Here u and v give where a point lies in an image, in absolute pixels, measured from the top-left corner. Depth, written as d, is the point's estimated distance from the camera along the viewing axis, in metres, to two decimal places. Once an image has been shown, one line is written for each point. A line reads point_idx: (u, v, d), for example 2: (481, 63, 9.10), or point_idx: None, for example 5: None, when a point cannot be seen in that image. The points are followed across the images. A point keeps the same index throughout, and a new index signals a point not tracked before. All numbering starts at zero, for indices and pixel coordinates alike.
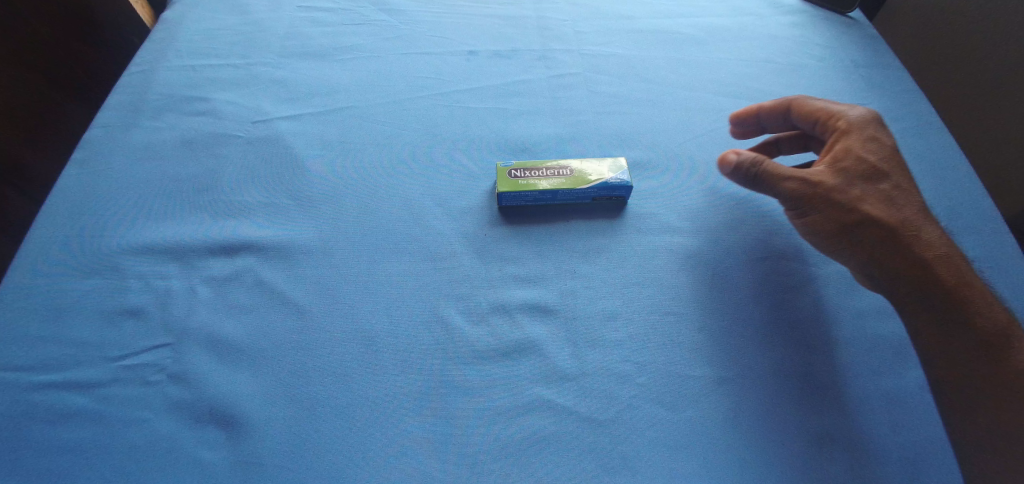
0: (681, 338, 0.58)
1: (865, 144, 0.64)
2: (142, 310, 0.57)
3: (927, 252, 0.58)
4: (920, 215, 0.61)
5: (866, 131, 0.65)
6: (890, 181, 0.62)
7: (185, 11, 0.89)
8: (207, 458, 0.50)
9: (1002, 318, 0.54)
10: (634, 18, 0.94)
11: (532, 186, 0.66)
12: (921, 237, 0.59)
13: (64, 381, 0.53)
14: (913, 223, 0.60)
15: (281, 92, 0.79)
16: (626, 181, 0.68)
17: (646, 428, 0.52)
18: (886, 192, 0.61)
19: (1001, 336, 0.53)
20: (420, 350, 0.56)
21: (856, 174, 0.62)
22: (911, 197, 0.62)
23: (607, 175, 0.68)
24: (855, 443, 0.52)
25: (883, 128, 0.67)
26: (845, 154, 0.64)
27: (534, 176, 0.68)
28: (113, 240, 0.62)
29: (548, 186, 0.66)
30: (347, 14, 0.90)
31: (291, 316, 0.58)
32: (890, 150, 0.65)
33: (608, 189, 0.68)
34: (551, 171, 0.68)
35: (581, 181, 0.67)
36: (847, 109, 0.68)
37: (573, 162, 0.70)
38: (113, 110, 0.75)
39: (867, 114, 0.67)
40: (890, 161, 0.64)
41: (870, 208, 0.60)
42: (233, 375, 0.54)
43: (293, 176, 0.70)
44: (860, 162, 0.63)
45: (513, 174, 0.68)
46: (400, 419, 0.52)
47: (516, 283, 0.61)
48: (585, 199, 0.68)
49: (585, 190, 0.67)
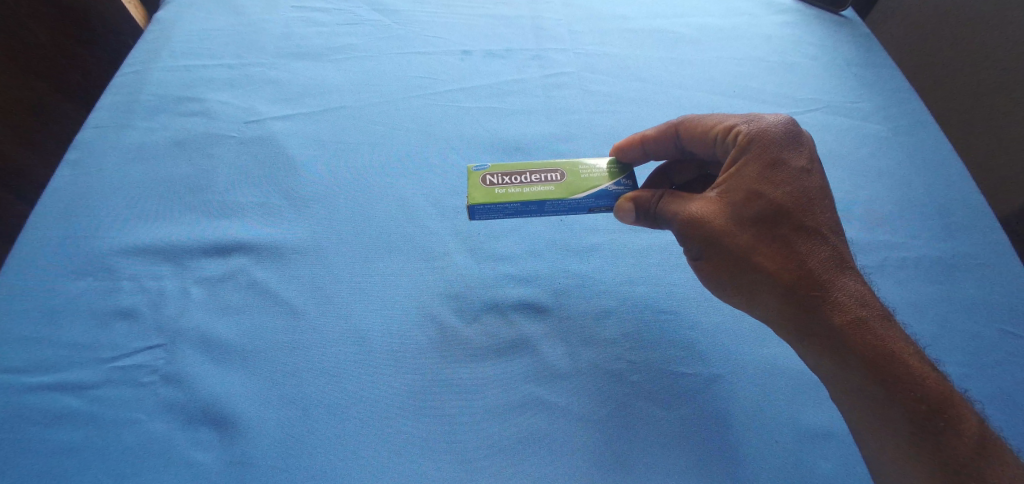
0: (675, 336, 0.58)
1: (761, 174, 0.54)
2: (134, 310, 0.57)
3: (847, 294, 0.51)
4: (817, 248, 0.53)
5: (768, 153, 0.55)
6: (789, 218, 0.53)
7: (178, 11, 0.88)
8: (199, 458, 0.49)
9: (904, 364, 0.48)
10: (629, 18, 0.94)
11: (512, 196, 0.58)
12: (818, 280, 0.51)
13: (56, 382, 0.53)
14: (806, 263, 0.52)
15: (275, 92, 0.79)
16: (630, 186, 0.60)
17: (641, 427, 0.52)
18: (780, 230, 0.52)
19: (933, 389, 0.47)
20: (414, 350, 0.56)
21: (739, 210, 0.53)
22: (807, 230, 0.53)
23: (604, 182, 0.60)
24: (847, 439, 0.53)
25: (794, 144, 0.56)
26: (733, 188, 0.54)
27: (516, 184, 0.59)
28: (105, 241, 0.62)
29: (533, 195, 0.58)
30: (342, 14, 0.90)
31: (284, 317, 0.58)
32: (793, 173, 0.54)
33: (605, 200, 0.59)
34: (536, 176, 0.59)
35: (575, 189, 0.59)
36: (745, 122, 0.57)
37: (564, 165, 0.60)
38: (106, 111, 0.74)
39: (779, 131, 0.56)
40: (791, 189, 0.54)
41: (761, 253, 0.52)
42: (225, 376, 0.54)
43: (287, 176, 0.69)
44: (741, 193, 0.53)
45: (489, 180, 0.59)
46: (393, 419, 0.52)
47: (510, 282, 0.61)
48: (580, 210, 0.60)
49: (579, 199, 0.59)
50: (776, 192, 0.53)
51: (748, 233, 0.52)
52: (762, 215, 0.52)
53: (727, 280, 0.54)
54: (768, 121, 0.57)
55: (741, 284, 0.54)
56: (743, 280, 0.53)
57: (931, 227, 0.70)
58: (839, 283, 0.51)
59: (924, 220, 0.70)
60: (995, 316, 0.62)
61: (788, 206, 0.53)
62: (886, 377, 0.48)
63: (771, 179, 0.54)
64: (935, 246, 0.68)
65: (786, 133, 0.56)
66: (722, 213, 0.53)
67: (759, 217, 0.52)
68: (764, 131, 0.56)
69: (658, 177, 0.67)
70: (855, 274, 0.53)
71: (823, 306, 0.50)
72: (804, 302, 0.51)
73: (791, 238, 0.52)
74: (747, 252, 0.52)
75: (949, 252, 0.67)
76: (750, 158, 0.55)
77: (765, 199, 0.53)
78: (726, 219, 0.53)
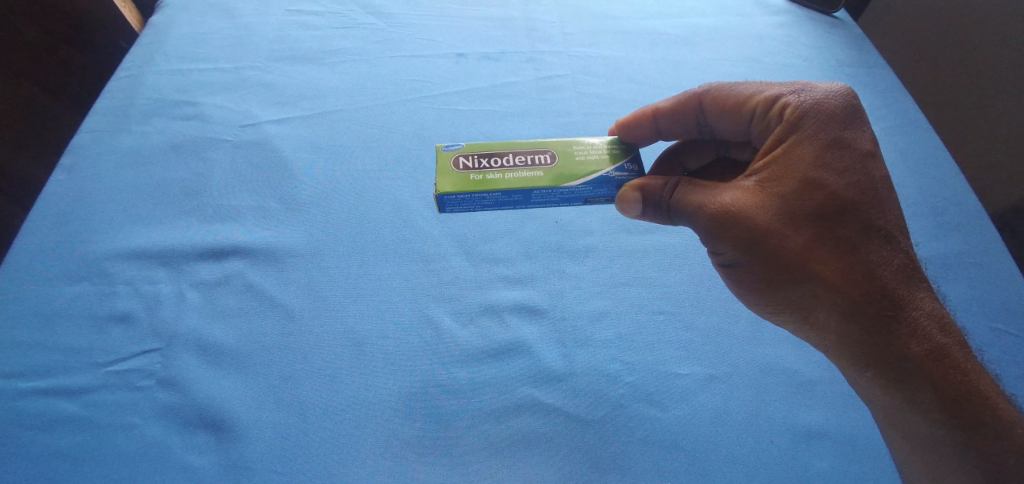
0: (670, 337, 0.59)
1: (816, 158, 0.48)
2: (129, 315, 0.57)
3: (901, 296, 0.47)
4: (875, 245, 0.48)
5: (825, 135, 0.49)
6: (852, 214, 0.48)
7: (173, 15, 0.88)
8: (196, 462, 0.50)
9: (968, 382, 0.45)
10: (622, 19, 0.95)
11: (497, 182, 0.54)
12: (880, 285, 0.47)
13: (52, 387, 0.53)
14: (870, 269, 0.47)
15: (270, 96, 0.79)
16: (634, 172, 0.57)
17: (637, 427, 0.53)
18: (841, 230, 0.48)
19: (1001, 410, 0.45)
20: (409, 352, 0.56)
21: (789, 203, 0.48)
22: (869, 227, 0.48)
23: (603, 166, 0.57)
24: (840, 437, 0.53)
25: (853, 121, 0.50)
26: (782, 175, 0.49)
27: (501, 169, 0.55)
28: (101, 245, 0.62)
29: (523, 181, 0.54)
30: (336, 17, 0.90)
31: (280, 320, 0.58)
32: (852, 157, 0.49)
33: (603, 187, 0.56)
34: (523, 160, 0.56)
35: (568, 175, 0.55)
36: (792, 93, 0.52)
37: (554, 146, 0.57)
38: (100, 115, 0.74)
39: (835, 105, 0.50)
40: (848, 177, 0.48)
41: (818, 257, 0.48)
42: (221, 379, 0.54)
43: (283, 180, 0.70)
44: (792, 182, 0.48)
45: (468, 164, 0.55)
46: (390, 421, 0.52)
47: (505, 284, 0.62)
48: (574, 198, 0.57)
49: (573, 187, 0.55)
50: (831, 181, 0.48)
51: (797, 230, 0.48)
52: (815, 209, 0.48)
53: (773, 284, 0.50)
54: (822, 93, 0.51)
55: (780, 284, 0.50)
56: (786, 279, 0.49)
57: (925, 227, 0.70)
58: (904, 293, 0.48)
59: (918, 219, 0.71)
60: (987, 315, 0.63)
61: (845, 198, 0.48)
62: (949, 392, 0.45)
63: (825, 165, 0.48)
64: (927, 245, 0.68)
65: (844, 109, 0.51)
66: (768, 208, 0.48)
67: (817, 213, 0.48)
68: (817, 106, 0.50)
69: (668, 161, 0.64)
70: (913, 271, 0.49)
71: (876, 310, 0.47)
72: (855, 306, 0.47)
73: (846, 235, 0.48)
74: (795, 253, 0.48)
75: (942, 251, 0.68)
76: (802, 139, 0.49)
77: (819, 190, 0.48)
78: (772, 215, 0.48)
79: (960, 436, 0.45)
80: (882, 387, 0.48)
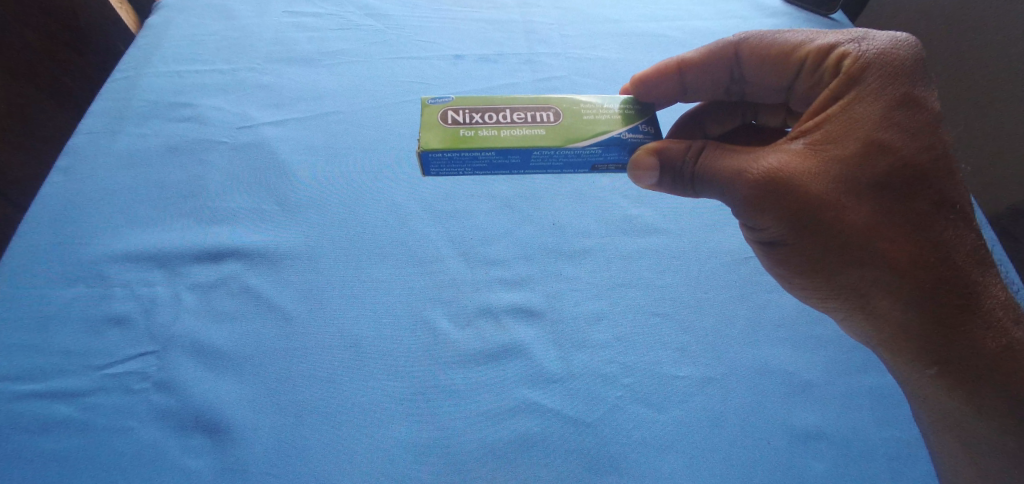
0: (667, 339, 0.59)
1: (883, 119, 0.46)
2: (126, 317, 0.57)
3: (966, 274, 0.46)
4: (937, 213, 0.47)
5: (894, 92, 0.47)
6: (918, 184, 0.46)
7: (170, 16, 0.88)
8: (193, 466, 0.49)
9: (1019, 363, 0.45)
10: (619, 22, 0.95)
11: (492, 140, 0.52)
12: (945, 262, 0.46)
13: (48, 390, 0.52)
14: (934, 244, 0.46)
15: (267, 97, 0.79)
16: (650, 134, 0.54)
17: (634, 428, 0.53)
18: (907, 203, 0.46)
19: None
20: (407, 355, 0.56)
21: (847, 166, 0.46)
22: (935, 199, 0.47)
23: (615, 127, 0.54)
24: (837, 439, 0.53)
25: (922, 77, 0.48)
26: (839, 135, 0.47)
27: (502, 128, 0.53)
28: (97, 248, 0.62)
29: (521, 140, 0.52)
30: (334, 19, 0.90)
31: (277, 323, 0.58)
32: (923, 116, 0.47)
33: (613, 149, 0.53)
34: (525, 119, 0.54)
35: (573, 134, 0.53)
36: (850, 43, 0.50)
37: (558, 106, 0.55)
38: (96, 117, 0.74)
39: (904, 58, 0.48)
40: (917, 137, 0.46)
41: (879, 231, 0.46)
42: (217, 382, 0.54)
43: (280, 182, 0.69)
44: (852, 142, 0.46)
45: (465, 124, 0.53)
46: (386, 424, 0.52)
47: (502, 286, 0.62)
48: (581, 164, 0.55)
49: (579, 148, 0.53)
50: (898, 142, 0.46)
51: (856, 200, 0.46)
52: (877, 173, 0.46)
53: (825, 259, 0.48)
54: (888, 43, 0.49)
55: (836, 260, 0.48)
56: (836, 250, 0.47)
57: None
58: (966, 270, 0.46)
59: None
60: None
61: (912, 161, 0.46)
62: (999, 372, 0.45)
63: (892, 123, 0.46)
64: None
65: (913, 63, 0.48)
66: (823, 171, 0.46)
67: (881, 183, 0.46)
68: (884, 59, 0.48)
69: (689, 124, 0.65)
70: (974, 242, 0.48)
71: (930, 280, 0.46)
72: (909, 275, 0.46)
73: (907, 202, 0.46)
74: (849, 220, 0.46)
75: None
76: (865, 95, 0.47)
77: (884, 152, 0.46)
78: (829, 182, 0.46)
79: (999, 404, 0.45)
80: (937, 363, 0.47)
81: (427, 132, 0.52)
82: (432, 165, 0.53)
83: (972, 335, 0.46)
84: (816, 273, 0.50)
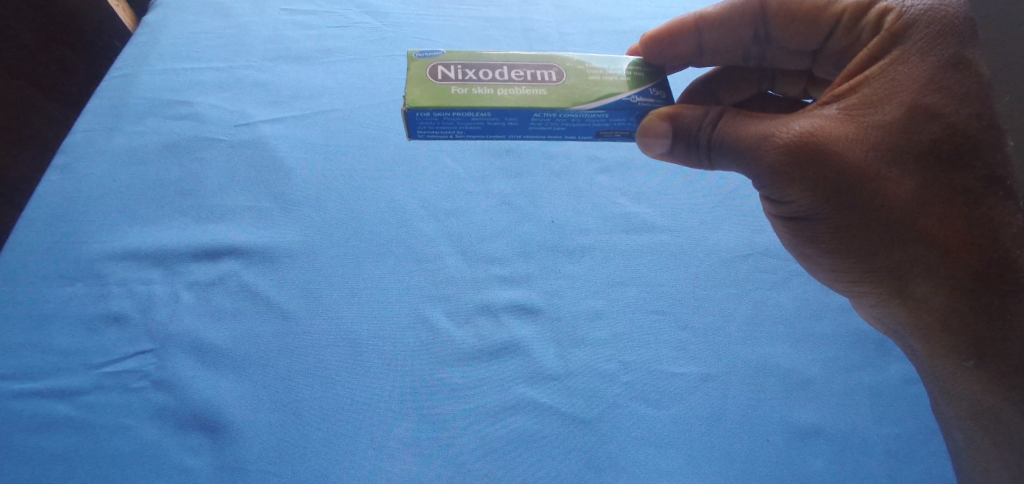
0: (665, 336, 0.59)
1: (928, 83, 0.44)
2: (122, 316, 0.57)
3: (1009, 253, 0.45)
4: (984, 189, 0.45)
5: (940, 54, 0.45)
6: (961, 157, 0.44)
7: (167, 14, 0.88)
8: (192, 464, 0.49)
9: None
10: (618, 19, 0.95)
11: (489, 99, 0.49)
12: (985, 240, 0.44)
13: (44, 389, 0.52)
14: (975, 222, 0.44)
15: (265, 95, 0.78)
16: (661, 98, 0.53)
17: (632, 426, 0.53)
18: (948, 177, 0.44)
19: None
20: (407, 353, 0.56)
21: (885, 132, 0.44)
22: (981, 173, 0.45)
23: (622, 89, 0.52)
24: (835, 436, 0.53)
25: (972, 39, 0.46)
26: (878, 99, 0.45)
27: (500, 86, 0.50)
28: (93, 247, 0.62)
29: (520, 100, 0.49)
30: (332, 17, 0.90)
31: (275, 321, 0.58)
32: (970, 80, 0.45)
33: (622, 114, 0.51)
34: (526, 78, 0.51)
35: (576, 96, 0.50)
36: None
37: (562, 64, 0.53)
38: (92, 115, 0.74)
39: (954, 18, 0.46)
40: (964, 103, 0.44)
41: (919, 206, 0.44)
42: (214, 380, 0.54)
43: (277, 179, 0.69)
44: (894, 106, 0.44)
45: (456, 82, 0.50)
46: (384, 421, 0.52)
47: (501, 283, 0.62)
48: (586, 129, 0.52)
49: (584, 111, 0.50)
50: (944, 106, 0.44)
51: (892, 170, 0.44)
52: (917, 142, 0.44)
53: (850, 234, 0.46)
54: None
55: (867, 236, 0.46)
56: (866, 225, 0.45)
57: None
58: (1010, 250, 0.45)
59: None
60: None
61: (958, 129, 0.44)
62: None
63: (938, 86, 0.44)
64: None
65: (963, 22, 0.46)
66: (860, 137, 0.44)
67: (922, 154, 0.44)
68: (930, 16, 0.46)
69: (700, 90, 0.64)
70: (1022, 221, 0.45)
71: (967, 257, 0.44)
72: (942, 252, 0.44)
73: (948, 173, 0.44)
74: (884, 192, 0.44)
75: None
76: (909, 56, 0.45)
77: (927, 119, 0.44)
78: (864, 150, 0.44)
79: None
80: (970, 341, 0.45)
81: (416, 87, 0.49)
82: (420, 125, 0.50)
83: (1013, 315, 0.44)
84: (847, 253, 0.48)
